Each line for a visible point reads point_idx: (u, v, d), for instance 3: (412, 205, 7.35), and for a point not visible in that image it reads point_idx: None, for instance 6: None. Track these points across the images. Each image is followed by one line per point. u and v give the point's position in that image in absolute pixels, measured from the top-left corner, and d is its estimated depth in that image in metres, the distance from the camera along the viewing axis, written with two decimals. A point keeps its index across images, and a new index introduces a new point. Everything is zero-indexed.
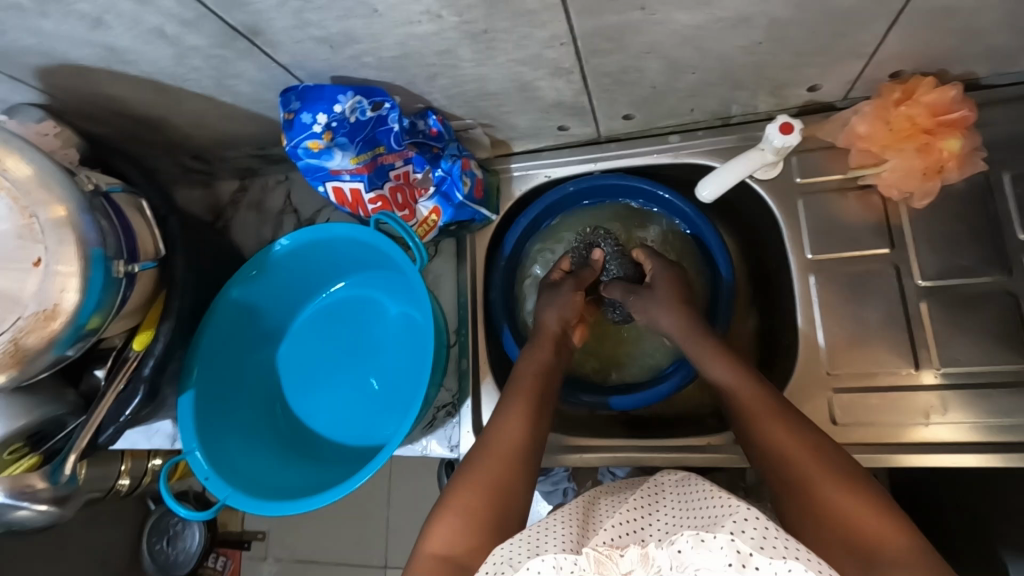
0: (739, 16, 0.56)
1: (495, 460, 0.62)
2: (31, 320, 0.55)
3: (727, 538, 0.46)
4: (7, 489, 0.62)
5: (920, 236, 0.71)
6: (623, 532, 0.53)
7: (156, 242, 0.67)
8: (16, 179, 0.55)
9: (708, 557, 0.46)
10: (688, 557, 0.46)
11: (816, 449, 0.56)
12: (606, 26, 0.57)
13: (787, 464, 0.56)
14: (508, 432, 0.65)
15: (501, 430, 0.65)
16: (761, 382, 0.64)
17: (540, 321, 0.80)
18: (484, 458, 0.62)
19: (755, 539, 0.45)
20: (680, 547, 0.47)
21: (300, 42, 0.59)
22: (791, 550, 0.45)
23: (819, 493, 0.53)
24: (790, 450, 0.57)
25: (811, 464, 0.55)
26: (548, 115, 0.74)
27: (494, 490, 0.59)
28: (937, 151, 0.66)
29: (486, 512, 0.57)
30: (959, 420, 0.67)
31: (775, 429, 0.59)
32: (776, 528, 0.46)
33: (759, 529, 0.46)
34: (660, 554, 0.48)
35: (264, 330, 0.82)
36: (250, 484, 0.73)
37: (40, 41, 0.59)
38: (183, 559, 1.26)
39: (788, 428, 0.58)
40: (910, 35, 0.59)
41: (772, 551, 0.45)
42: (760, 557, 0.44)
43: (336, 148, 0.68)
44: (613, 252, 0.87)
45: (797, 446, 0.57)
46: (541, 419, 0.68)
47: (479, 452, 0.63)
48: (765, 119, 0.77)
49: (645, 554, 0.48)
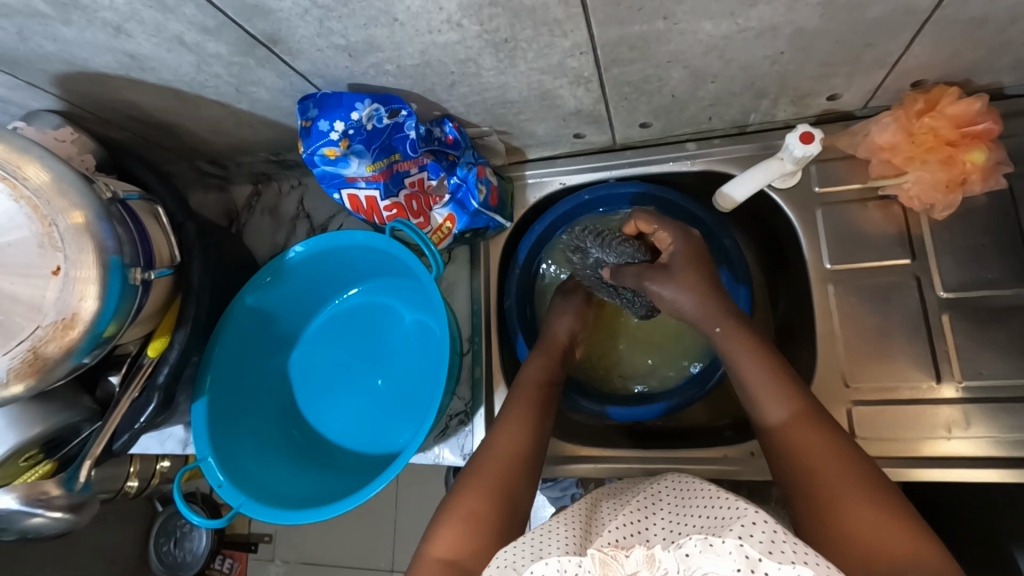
0: (765, 26, 0.55)
1: (498, 465, 0.62)
2: (49, 330, 0.55)
3: (735, 542, 0.44)
4: (22, 496, 0.65)
5: (943, 248, 0.70)
6: (627, 533, 0.53)
7: (171, 249, 0.67)
8: (35, 187, 0.55)
9: (717, 563, 0.43)
10: (696, 563, 0.44)
11: (836, 452, 0.55)
12: (628, 36, 0.56)
13: (804, 468, 0.55)
14: (508, 438, 0.64)
15: (507, 436, 0.65)
16: (788, 374, 0.61)
17: (550, 330, 0.79)
18: (488, 461, 0.62)
19: (764, 544, 0.44)
20: (688, 550, 0.45)
21: (320, 50, 0.59)
22: (800, 555, 0.43)
23: (835, 499, 0.52)
24: (807, 457, 0.55)
25: (828, 469, 0.54)
26: (566, 122, 0.74)
27: (500, 498, 0.59)
28: (961, 163, 0.65)
29: (489, 518, 0.57)
30: (980, 435, 0.66)
31: (797, 439, 0.57)
32: (785, 532, 0.45)
33: (768, 533, 0.45)
34: (666, 556, 0.46)
35: (277, 336, 0.82)
36: (262, 491, 0.73)
37: (61, 48, 0.59)
38: (191, 559, 1.25)
39: (816, 430, 0.57)
40: (936, 45, 0.58)
41: (781, 556, 0.43)
42: (769, 563, 0.43)
43: (353, 155, 0.68)
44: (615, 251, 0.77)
45: (821, 446, 0.55)
46: (543, 425, 0.67)
47: (486, 456, 0.63)
48: (784, 127, 0.76)
49: (651, 556, 0.46)
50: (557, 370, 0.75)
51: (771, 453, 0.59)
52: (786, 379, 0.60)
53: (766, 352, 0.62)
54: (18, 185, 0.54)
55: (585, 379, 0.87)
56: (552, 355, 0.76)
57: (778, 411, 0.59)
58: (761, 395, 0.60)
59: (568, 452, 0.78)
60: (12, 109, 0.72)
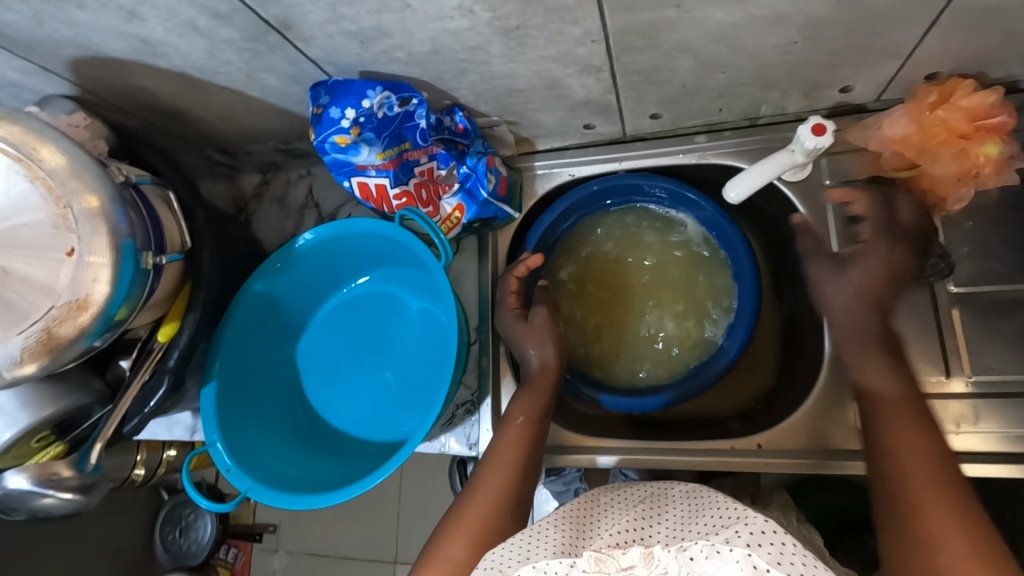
0: (776, 14, 0.55)
1: (479, 509, 0.60)
2: (64, 310, 0.55)
3: (743, 552, 0.44)
4: (34, 475, 0.66)
5: (953, 241, 0.70)
6: (626, 536, 0.53)
7: (183, 235, 0.68)
8: (50, 168, 0.55)
9: (722, 568, 0.44)
10: (701, 566, 0.44)
11: (920, 449, 0.53)
12: (638, 23, 0.56)
13: (891, 463, 0.54)
14: (495, 475, 0.63)
15: (494, 474, 0.64)
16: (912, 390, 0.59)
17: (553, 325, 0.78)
18: (470, 506, 0.61)
19: (773, 554, 0.44)
20: (693, 554, 0.45)
21: (331, 36, 0.59)
22: (808, 567, 0.44)
23: (910, 498, 0.50)
24: (891, 428, 0.56)
25: (909, 460, 0.53)
26: (575, 112, 0.74)
27: (479, 544, 0.58)
28: (975, 156, 0.65)
29: (467, 565, 0.56)
30: (991, 429, 0.66)
31: (889, 416, 0.57)
32: (793, 544, 0.45)
33: (776, 544, 0.45)
34: (667, 556, 0.46)
35: (285, 323, 0.82)
36: (269, 476, 0.73)
37: (76, 32, 0.59)
38: (195, 549, 1.25)
39: (915, 430, 0.55)
40: (949, 36, 0.58)
41: (789, 567, 0.44)
42: (777, 573, 0.43)
43: (364, 143, 0.67)
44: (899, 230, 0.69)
45: (907, 444, 0.54)
46: (531, 473, 0.65)
47: (468, 501, 0.62)
48: (794, 120, 0.76)
49: (648, 554, 0.46)
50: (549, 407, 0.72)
51: (865, 425, 0.59)
52: (884, 366, 0.62)
53: (881, 350, 0.63)
54: (34, 167, 0.55)
55: (590, 374, 0.85)
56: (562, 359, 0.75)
57: (889, 386, 0.60)
58: (868, 371, 0.62)
59: (571, 441, 0.78)
60: (25, 94, 0.73)
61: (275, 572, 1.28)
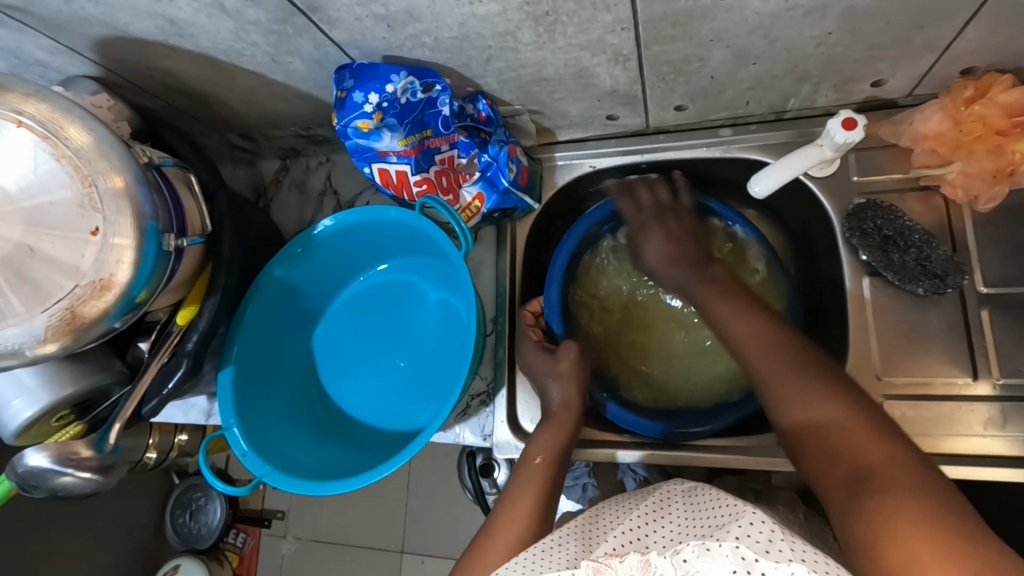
0: (815, 4, 0.54)
1: (498, 552, 0.55)
2: (87, 289, 0.55)
3: (731, 544, 0.45)
4: (54, 454, 0.64)
5: (981, 242, 0.69)
6: (627, 540, 0.53)
7: (203, 219, 0.67)
8: (77, 147, 0.55)
9: (714, 566, 0.44)
10: (693, 566, 0.45)
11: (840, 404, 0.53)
12: (673, 11, 0.55)
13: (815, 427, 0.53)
14: (513, 510, 0.59)
15: (513, 505, 0.60)
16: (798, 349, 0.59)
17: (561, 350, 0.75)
18: (490, 551, 0.56)
19: (760, 544, 0.44)
20: (686, 555, 0.46)
21: (359, 20, 0.58)
22: (797, 553, 0.43)
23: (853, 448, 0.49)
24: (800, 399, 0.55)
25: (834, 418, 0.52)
26: (600, 103, 0.73)
27: None
28: (1010, 153, 0.63)
29: None
30: (1017, 434, 0.65)
31: (792, 389, 0.56)
32: (782, 532, 0.45)
33: (765, 533, 0.45)
34: (664, 561, 0.47)
35: (303, 311, 0.82)
36: (288, 464, 0.73)
37: (103, 11, 0.59)
38: (205, 532, 1.25)
39: (815, 392, 0.54)
40: (992, 29, 0.56)
41: (777, 555, 0.43)
42: (765, 562, 0.43)
43: (386, 128, 0.66)
44: (922, 253, 0.68)
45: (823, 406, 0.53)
46: (551, 508, 0.62)
47: (488, 544, 0.57)
48: (823, 114, 0.75)
49: (646, 561, 0.48)
50: (569, 445, 0.68)
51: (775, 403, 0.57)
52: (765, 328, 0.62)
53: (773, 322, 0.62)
54: (60, 145, 0.55)
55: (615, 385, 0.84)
56: (574, 383, 0.73)
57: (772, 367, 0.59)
58: (748, 348, 0.61)
59: (601, 438, 0.78)
60: (51, 74, 0.73)
61: (283, 557, 1.28)
